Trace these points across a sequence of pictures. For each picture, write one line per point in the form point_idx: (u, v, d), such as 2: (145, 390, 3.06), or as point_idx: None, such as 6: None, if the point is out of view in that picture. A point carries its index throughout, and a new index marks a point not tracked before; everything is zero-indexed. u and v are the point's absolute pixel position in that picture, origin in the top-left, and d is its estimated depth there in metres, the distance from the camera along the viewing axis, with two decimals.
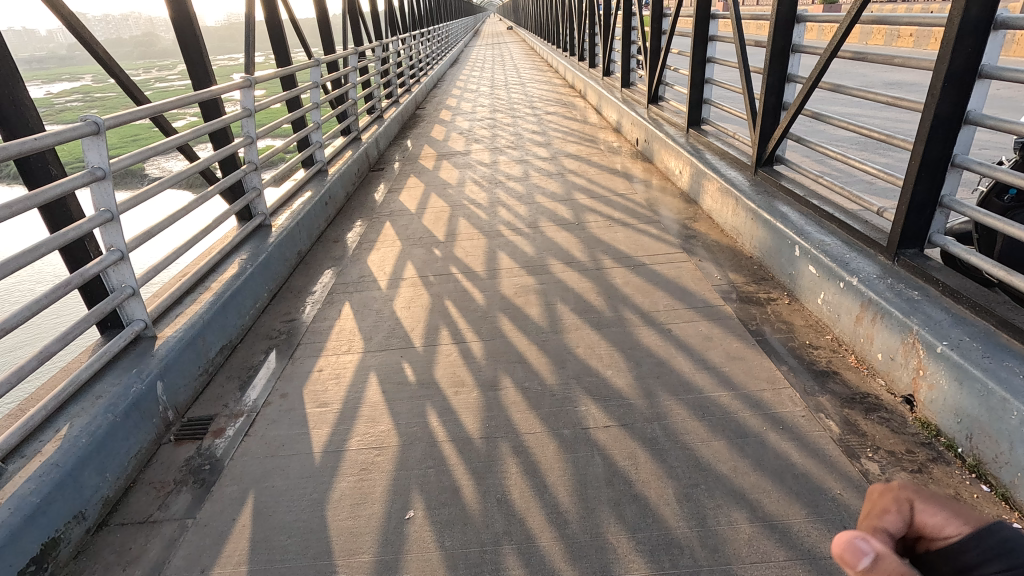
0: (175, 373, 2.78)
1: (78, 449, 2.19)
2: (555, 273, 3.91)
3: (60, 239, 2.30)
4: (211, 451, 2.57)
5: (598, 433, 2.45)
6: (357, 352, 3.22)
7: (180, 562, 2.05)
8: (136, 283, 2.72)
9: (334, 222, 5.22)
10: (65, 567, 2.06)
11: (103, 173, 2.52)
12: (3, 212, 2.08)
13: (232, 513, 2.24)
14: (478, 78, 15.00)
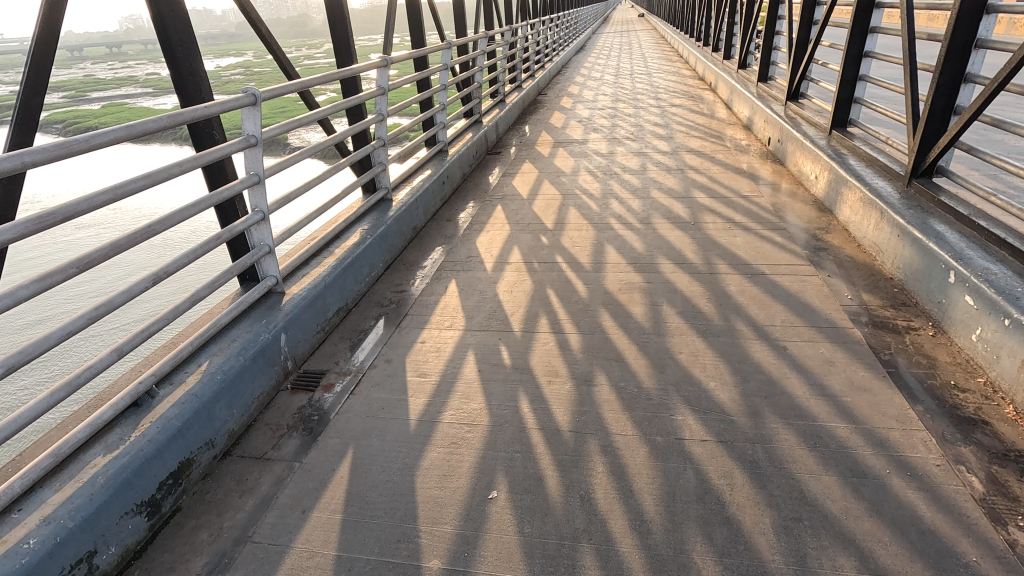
0: (297, 327, 3.04)
1: (214, 384, 2.47)
2: (664, 273, 3.76)
3: (216, 197, 2.58)
4: (320, 404, 2.80)
5: (693, 446, 2.33)
6: (458, 329, 3.32)
7: (286, 500, 2.26)
8: (273, 243, 2.99)
9: (449, 201, 5.40)
10: (195, 485, 2.35)
11: (255, 141, 2.79)
12: (174, 170, 2.37)
13: (333, 464, 2.41)
14: (604, 66, 14.70)
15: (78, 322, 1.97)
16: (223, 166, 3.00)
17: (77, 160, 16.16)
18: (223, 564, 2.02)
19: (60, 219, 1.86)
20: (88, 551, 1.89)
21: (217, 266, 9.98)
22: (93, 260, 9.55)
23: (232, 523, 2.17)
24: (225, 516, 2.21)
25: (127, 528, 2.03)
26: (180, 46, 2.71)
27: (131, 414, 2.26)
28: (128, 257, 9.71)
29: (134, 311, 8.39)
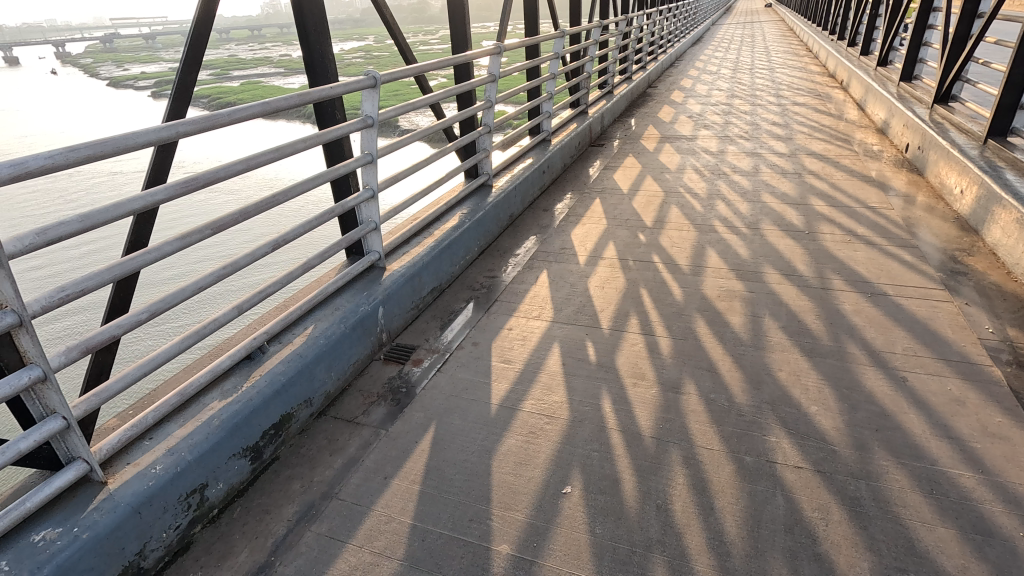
0: (394, 302, 3.19)
1: (316, 347, 2.65)
2: (769, 283, 3.52)
3: (333, 174, 2.75)
4: (409, 377, 2.92)
5: (785, 472, 2.17)
6: (546, 320, 3.32)
7: (370, 464, 2.39)
8: (379, 220, 3.15)
9: (548, 191, 5.39)
10: (293, 438, 2.55)
11: (371, 122, 2.94)
12: (298, 145, 2.55)
13: (416, 436, 2.52)
14: (722, 59, 13.90)
15: (209, 279, 2.19)
16: (341, 144, 3.19)
17: (216, 133, 17.95)
18: (311, 514, 2.18)
19: (203, 185, 2.06)
20: (201, 484, 2.12)
21: (325, 242, 10.74)
22: (222, 227, 10.60)
23: (322, 478, 2.34)
24: (316, 471, 2.37)
25: (233, 468, 2.25)
26: (314, 30, 2.91)
27: (245, 366, 2.49)
28: (253, 227, 10.69)
29: (251, 278, 9.21)
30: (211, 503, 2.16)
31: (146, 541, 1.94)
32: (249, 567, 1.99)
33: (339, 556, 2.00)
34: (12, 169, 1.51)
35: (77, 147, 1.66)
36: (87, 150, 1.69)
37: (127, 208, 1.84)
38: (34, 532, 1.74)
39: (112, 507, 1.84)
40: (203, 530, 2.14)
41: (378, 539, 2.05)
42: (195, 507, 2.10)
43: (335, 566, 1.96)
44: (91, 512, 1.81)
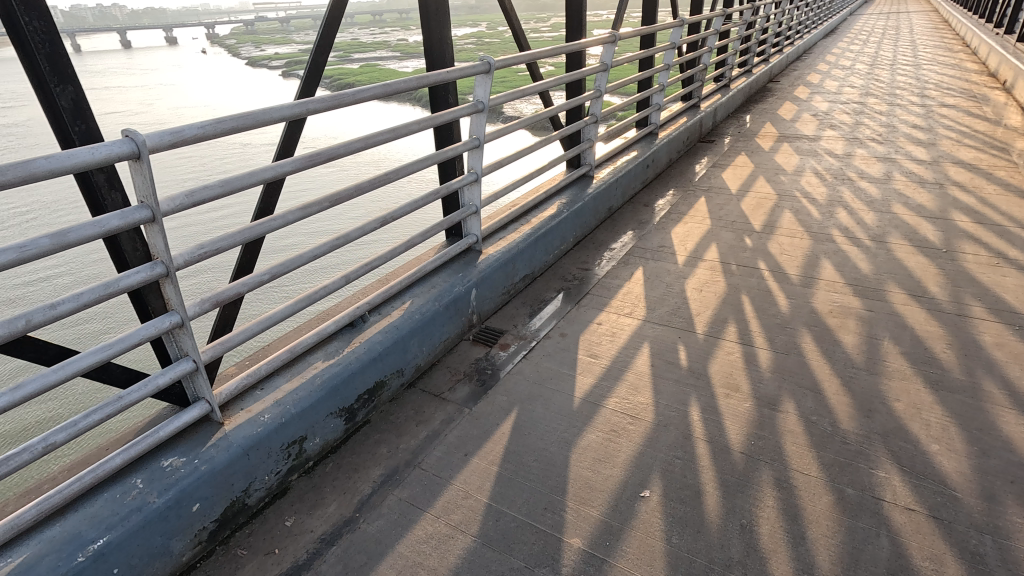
0: (487, 285, 3.26)
1: (412, 321, 2.78)
2: (891, 303, 3.19)
3: (441, 156, 2.84)
4: (495, 360, 2.98)
5: (893, 511, 1.97)
6: (637, 318, 3.24)
7: (452, 440, 2.47)
8: (480, 204, 3.21)
9: (650, 186, 5.22)
10: (383, 405, 2.69)
11: (482, 107, 2.99)
12: (412, 126, 2.65)
13: (498, 419, 2.56)
14: (857, 53, 12.65)
15: (323, 248, 2.34)
16: (451, 128, 3.28)
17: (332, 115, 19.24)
18: (395, 479, 2.29)
19: (325, 160, 2.21)
20: (301, 436, 2.30)
21: (422, 225, 11.26)
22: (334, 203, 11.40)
23: (407, 447, 2.45)
24: (402, 438, 2.50)
25: (330, 425, 2.42)
26: (435, 16, 3.00)
27: (347, 332, 2.65)
28: (360, 206, 11.42)
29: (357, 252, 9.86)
30: (308, 455, 2.34)
31: (252, 480, 2.14)
32: (337, 519, 2.13)
33: (417, 523, 2.09)
34: (171, 136, 1.68)
35: (224, 119, 1.83)
36: (232, 122, 1.86)
37: (259, 177, 2.01)
38: (164, 458, 1.98)
39: (227, 446, 2.06)
40: (299, 479, 2.32)
41: (455, 513, 2.12)
42: (294, 457, 2.28)
43: (413, 531, 2.06)
44: (210, 448, 2.03)
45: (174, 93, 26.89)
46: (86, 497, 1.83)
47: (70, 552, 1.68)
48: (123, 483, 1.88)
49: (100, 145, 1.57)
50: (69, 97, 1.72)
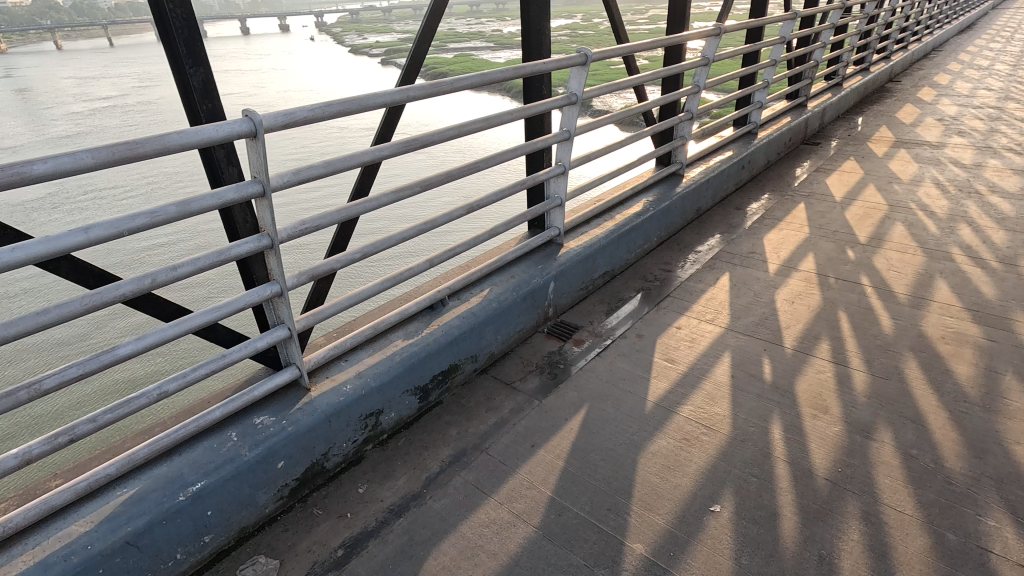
0: (565, 279, 3.24)
1: (489, 309, 2.82)
2: (1018, 334, 2.84)
3: (530, 147, 2.84)
4: (568, 354, 2.96)
5: (1001, 566, 1.77)
6: (720, 326, 3.10)
7: (519, 429, 2.49)
8: (565, 198, 3.19)
9: (744, 188, 4.97)
10: (456, 388, 2.76)
11: (575, 99, 2.95)
12: (505, 116, 2.67)
13: (566, 414, 2.55)
14: (998, 51, 11.29)
15: (411, 232, 2.42)
16: (541, 120, 3.27)
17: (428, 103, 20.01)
18: (461, 461, 2.35)
19: (420, 146, 2.27)
20: (378, 409, 2.40)
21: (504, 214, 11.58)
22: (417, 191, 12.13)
23: (475, 431, 2.50)
24: (471, 422, 2.55)
25: (404, 402, 2.51)
26: (536, 7, 2.99)
27: (427, 314, 2.74)
28: (442, 194, 12.00)
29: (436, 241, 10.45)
30: (382, 428, 2.45)
31: (331, 446, 2.27)
32: (405, 493, 2.22)
33: (480, 507, 2.13)
34: (284, 117, 1.79)
35: (332, 104, 1.92)
36: (338, 107, 1.95)
37: (358, 160, 2.11)
38: (256, 416, 2.14)
39: (311, 411, 2.19)
40: (373, 449, 2.43)
41: (517, 502, 2.14)
42: (370, 428, 2.40)
43: (476, 514, 2.10)
44: (296, 411, 2.18)
45: (286, 78, 28.86)
46: (189, 443, 2.02)
47: (173, 491, 1.86)
48: (221, 434, 2.06)
49: (223, 123, 1.70)
50: (200, 79, 1.88)
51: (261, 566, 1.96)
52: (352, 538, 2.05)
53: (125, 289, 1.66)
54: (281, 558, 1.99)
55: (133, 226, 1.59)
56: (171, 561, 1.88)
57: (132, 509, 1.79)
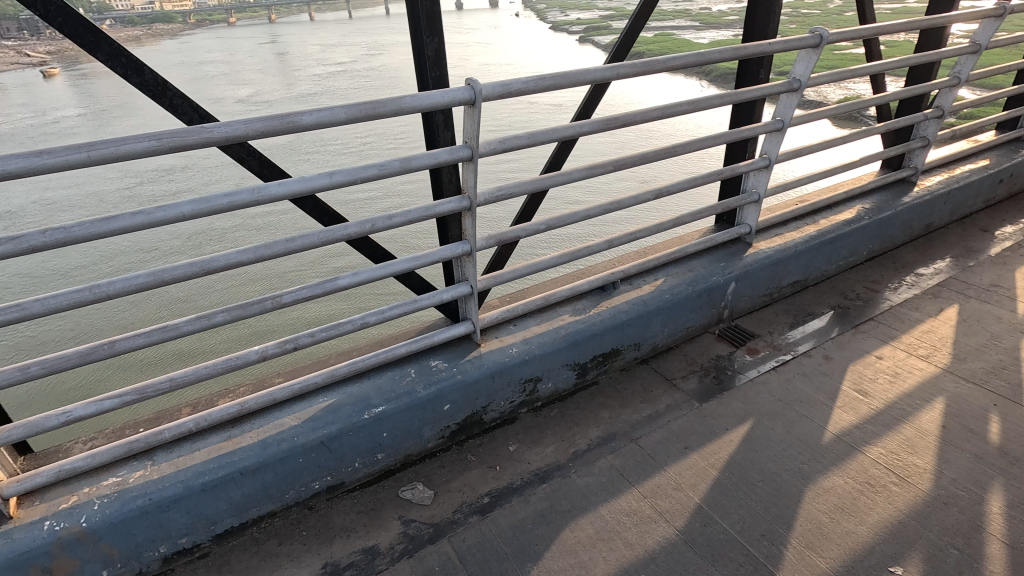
0: (749, 282, 3.00)
1: (661, 300, 2.73)
2: None
3: (738, 135, 2.62)
4: (739, 362, 2.76)
5: None
6: (934, 365, 2.63)
7: (674, 428, 2.40)
8: (764, 194, 2.92)
9: (996, 207, 4.07)
10: (614, 372, 2.73)
11: (798, 86, 2.65)
12: (715, 100, 2.49)
13: (727, 423, 2.40)
14: None
15: (596, 210, 2.42)
16: (752, 107, 3.01)
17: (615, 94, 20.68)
18: (610, 445, 2.35)
19: (621, 125, 2.24)
20: (537, 376, 2.49)
21: (674, 209, 11.98)
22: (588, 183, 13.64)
23: (627, 419, 2.47)
24: (625, 409, 2.52)
25: (563, 374, 2.57)
26: None
27: (597, 294, 2.75)
28: (613, 190, 13.17)
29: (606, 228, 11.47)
30: (538, 395, 2.54)
31: (490, 401, 2.41)
32: (551, 461, 2.29)
33: (623, 494, 2.12)
34: (501, 88, 1.87)
35: (545, 77, 1.97)
36: (550, 80, 1.99)
37: (560, 134, 2.14)
38: (432, 359, 2.37)
39: (479, 366, 2.35)
40: (526, 413, 2.54)
41: (662, 500, 2.08)
42: (527, 393, 2.50)
43: (618, 500, 2.10)
44: (466, 362, 2.35)
45: (487, 52, 30.65)
46: (376, 371, 2.31)
47: (359, 408, 2.15)
48: (401, 370, 2.31)
49: (448, 89, 1.85)
50: (433, 48, 2.06)
51: (419, 491, 2.19)
52: (498, 490, 2.18)
53: (351, 230, 1.90)
54: (436, 490, 2.19)
55: (365, 175, 1.81)
56: (351, 467, 2.18)
57: (328, 415, 2.12)
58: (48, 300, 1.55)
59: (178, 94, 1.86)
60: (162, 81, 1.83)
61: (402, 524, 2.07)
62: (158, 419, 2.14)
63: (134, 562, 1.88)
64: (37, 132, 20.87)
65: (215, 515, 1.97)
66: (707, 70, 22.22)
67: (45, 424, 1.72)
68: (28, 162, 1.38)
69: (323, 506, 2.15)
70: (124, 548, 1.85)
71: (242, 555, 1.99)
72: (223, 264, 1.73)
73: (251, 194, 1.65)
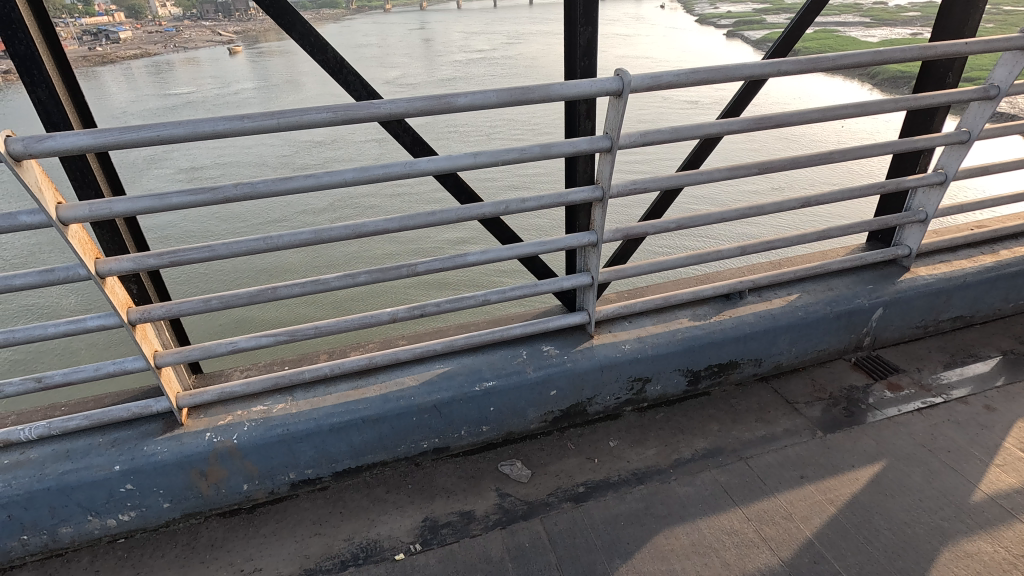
0: (899, 310, 2.69)
1: (792, 317, 2.55)
2: None
3: (911, 145, 2.34)
4: (876, 396, 2.50)
5: None
6: None
7: (790, 454, 2.24)
8: (933, 214, 2.59)
9: None
10: (729, 386, 2.60)
11: (998, 92, 2.29)
12: (889, 103, 2.24)
13: (854, 460, 2.19)
14: None
15: (732, 214, 2.30)
16: (931, 116, 2.67)
17: (761, 95, 19.44)
18: (716, 459, 2.25)
19: (775, 125, 2.09)
20: (647, 377, 2.45)
21: (811, 224, 11.11)
22: (715, 187, 13.11)
23: (739, 435, 2.35)
24: (737, 426, 2.40)
25: (673, 379, 2.50)
26: None
27: (721, 301, 2.62)
28: (744, 197, 12.49)
29: (731, 236, 10.98)
30: (645, 396, 2.50)
31: (596, 394, 2.42)
32: (651, 464, 2.25)
33: (725, 512, 2.03)
34: (651, 80, 1.84)
35: (697, 71, 1.89)
36: (702, 74, 1.91)
37: (705, 131, 2.05)
38: (545, 344, 2.42)
39: (590, 357, 2.36)
40: (631, 412, 2.51)
41: (768, 526, 1.97)
42: (634, 391, 2.46)
43: (719, 516, 2.01)
44: (577, 352, 2.37)
45: (626, 45, 30.08)
46: (490, 347, 2.41)
47: (472, 380, 2.27)
48: (515, 350, 2.39)
49: (597, 79, 1.85)
50: (586, 38, 2.07)
51: (517, 469, 2.26)
52: (594, 482, 2.18)
53: (486, 209, 1.97)
54: (533, 470, 2.25)
55: (507, 158, 1.87)
56: (457, 434, 2.30)
57: (444, 381, 2.25)
58: (231, 244, 1.78)
59: (354, 72, 2.06)
60: (342, 60, 2.04)
61: (498, 496, 2.15)
62: (299, 360, 2.41)
63: (268, 482, 2.14)
64: (222, 100, 24.07)
65: (337, 455, 2.18)
66: (872, 73, 20.05)
67: (216, 350, 2.00)
68: (231, 124, 1.60)
69: (428, 465, 2.30)
70: (262, 468, 2.11)
71: (354, 494, 2.19)
72: (371, 230, 1.88)
73: (404, 167, 1.78)
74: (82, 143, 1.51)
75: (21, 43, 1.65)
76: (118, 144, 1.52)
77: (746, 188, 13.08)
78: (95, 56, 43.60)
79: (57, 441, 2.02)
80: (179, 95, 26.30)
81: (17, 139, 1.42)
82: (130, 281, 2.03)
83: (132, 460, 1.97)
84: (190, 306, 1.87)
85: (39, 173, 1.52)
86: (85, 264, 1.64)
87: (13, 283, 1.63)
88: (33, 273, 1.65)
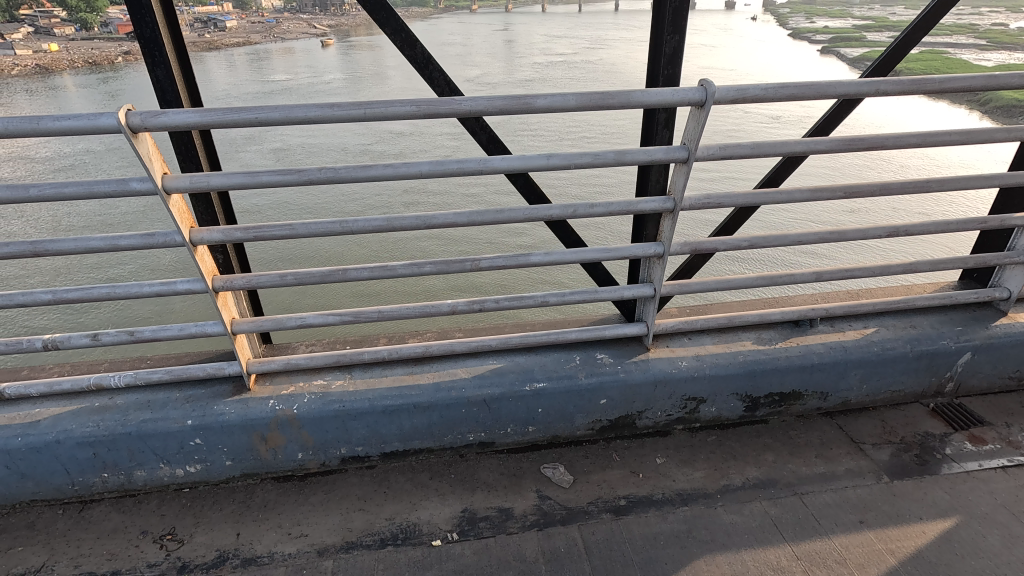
0: (991, 356, 2.47)
1: (866, 351, 2.40)
2: None
3: (1021, 178, 2.14)
4: (955, 446, 2.31)
5: None
6: None
7: (850, 496, 2.11)
8: None
9: None
10: (789, 417, 2.48)
11: None
12: (1001, 130, 2.04)
13: (922, 512, 2.04)
14: None
15: (812, 237, 2.18)
16: None
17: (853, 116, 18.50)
18: (769, 490, 2.15)
19: (867, 147, 1.96)
20: (702, 397, 2.38)
21: (894, 255, 10.47)
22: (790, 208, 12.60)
23: (796, 470, 2.24)
24: (794, 460, 2.28)
25: (730, 403, 2.41)
26: None
27: (789, 327, 2.51)
28: (821, 220, 11.93)
29: (801, 261, 10.54)
30: (698, 416, 2.42)
31: (648, 408, 2.37)
32: (698, 486, 2.18)
33: (773, 547, 1.94)
34: (736, 92, 1.78)
35: (787, 86, 1.81)
36: (792, 90, 1.83)
37: (789, 149, 1.96)
38: (599, 352, 2.40)
39: (645, 369, 2.32)
40: (682, 430, 2.44)
41: (818, 567, 1.86)
42: (687, 410, 2.40)
43: (765, 550, 1.93)
44: (633, 363, 2.34)
45: (712, 56, 29.44)
46: (544, 348, 2.42)
47: (523, 379, 2.28)
48: (569, 354, 2.39)
49: (680, 88, 1.81)
50: (672, 46, 2.03)
51: (559, 473, 2.25)
52: (636, 497, 2.14)
53: (554, 211, 1.97)
54: (576, 476, 2.24)
55: (580, 162, 1.86)
56: (503, 431, 2.32)
57: (495, 377, 2.28)
58: (310, 225, 1.87)
59: (439, 69, 2.13)
60: (430, 57, 2.10)
61: (538, 497, 2.15)
62: (360, 341, 2.51)
63: (321, 453, 2.25)
64: (314, 88, 25.47)
65: (387, 436, 2.26)
66: (983, 100, 18.60)
67: (286, 323, 2.11)
68: (321, 112, 1.67)
69: (472, 458, 2.33)
70: (317, 440, 2.22)
71: (399, 476, 2.26)
72: (440, 222, 1.92)
73: (478, 164, 1.81)
74: (189, 121, 1.63)
75: (147, 25, 1.81)
76: (220, 123, 1.63)
77: (825, 211, 12.47)
78: (206, 44, 47.36)
79: (140, 391, 2.20)
80: (275, 81, 28.07)
81: (136, 113, 1.57)
82: (217, 250, 2.18)
83: (203, 417, 2.12)
84: (268, 280, 1.98)
85: (151, 144, 1.66)
86: (181, 232, 1.78)
87: (120, 243, 1.78)
88: (136, 235, 1.80)
